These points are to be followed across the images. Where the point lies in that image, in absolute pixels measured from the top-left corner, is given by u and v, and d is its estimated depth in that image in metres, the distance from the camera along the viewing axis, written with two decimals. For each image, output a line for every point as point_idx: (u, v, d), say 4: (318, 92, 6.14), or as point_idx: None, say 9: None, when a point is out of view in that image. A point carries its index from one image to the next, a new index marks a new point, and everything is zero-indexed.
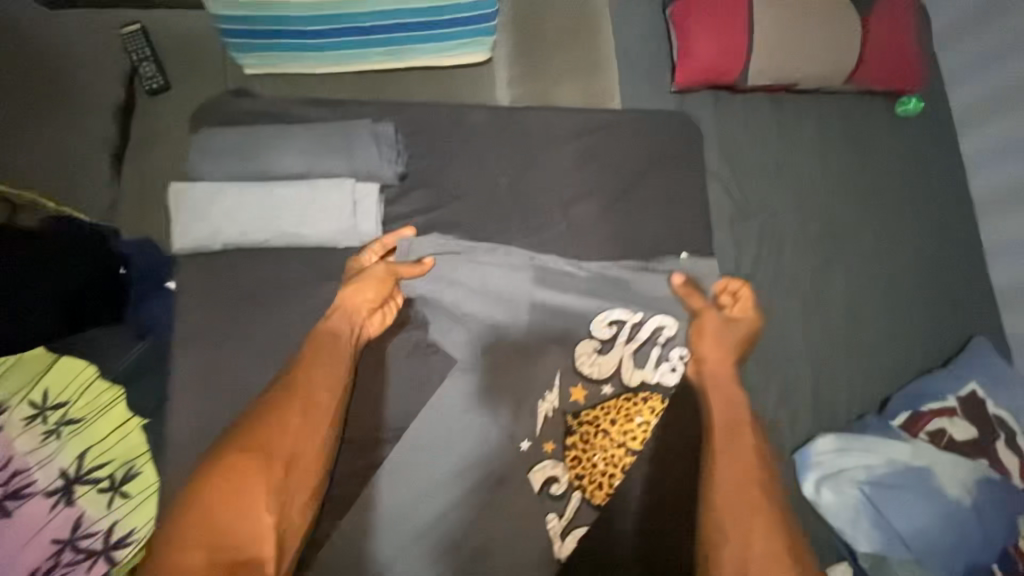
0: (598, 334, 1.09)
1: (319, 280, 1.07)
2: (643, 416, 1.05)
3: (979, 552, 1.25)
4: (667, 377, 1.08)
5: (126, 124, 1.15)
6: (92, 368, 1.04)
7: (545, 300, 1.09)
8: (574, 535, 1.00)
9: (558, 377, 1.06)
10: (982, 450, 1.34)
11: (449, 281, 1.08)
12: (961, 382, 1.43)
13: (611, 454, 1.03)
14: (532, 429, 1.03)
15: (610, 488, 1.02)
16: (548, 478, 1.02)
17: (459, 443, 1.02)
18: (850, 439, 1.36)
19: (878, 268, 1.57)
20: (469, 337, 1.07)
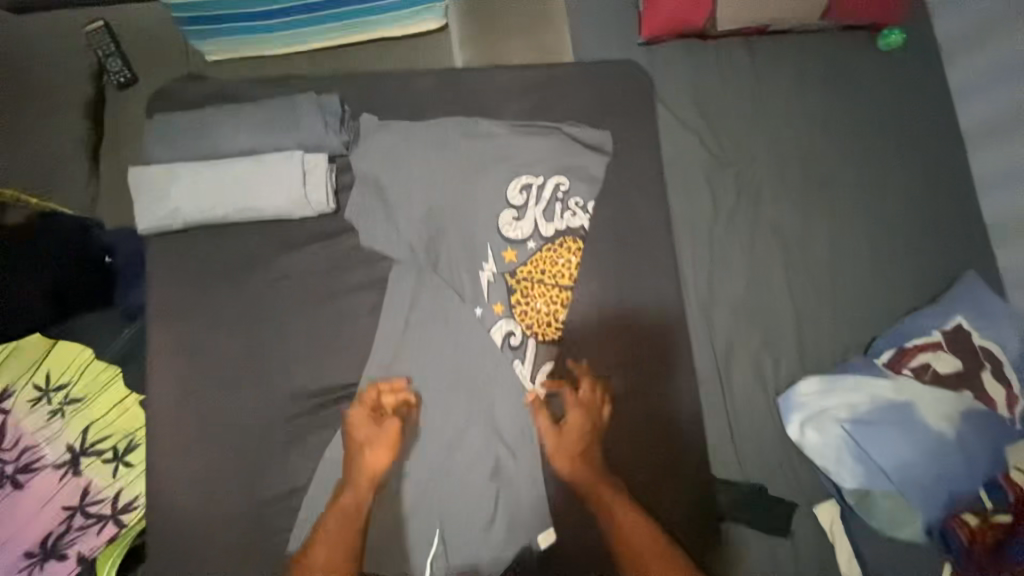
0: (512, 202, 0.96)
1: (274, 251, 0.91)
2: (564, 257, 0.95)
3: (961, 481, 1.27)
4: (575, 221, 0.97)
5: (99, 119, 1.19)
6: (88, 351, 1.11)
7: (463, 167, 0.95)
8: (541, 373, 0.92)
9: (486, 247, 0.94)
10: (965, 381, 1.33)
11: (359, 155, 0.94)
12: (947, 316, 1.40)
13: (553, 296, 0.94)
14: (478, 295, 0.94)
15: (559, 321, 0.94)
16: (506, 335, 0.93)
17: (423, 307, 0.93)
18: (834, 379, 1.36)
19: (861, 209, 1.54)
20: (388, 214, 0.93)
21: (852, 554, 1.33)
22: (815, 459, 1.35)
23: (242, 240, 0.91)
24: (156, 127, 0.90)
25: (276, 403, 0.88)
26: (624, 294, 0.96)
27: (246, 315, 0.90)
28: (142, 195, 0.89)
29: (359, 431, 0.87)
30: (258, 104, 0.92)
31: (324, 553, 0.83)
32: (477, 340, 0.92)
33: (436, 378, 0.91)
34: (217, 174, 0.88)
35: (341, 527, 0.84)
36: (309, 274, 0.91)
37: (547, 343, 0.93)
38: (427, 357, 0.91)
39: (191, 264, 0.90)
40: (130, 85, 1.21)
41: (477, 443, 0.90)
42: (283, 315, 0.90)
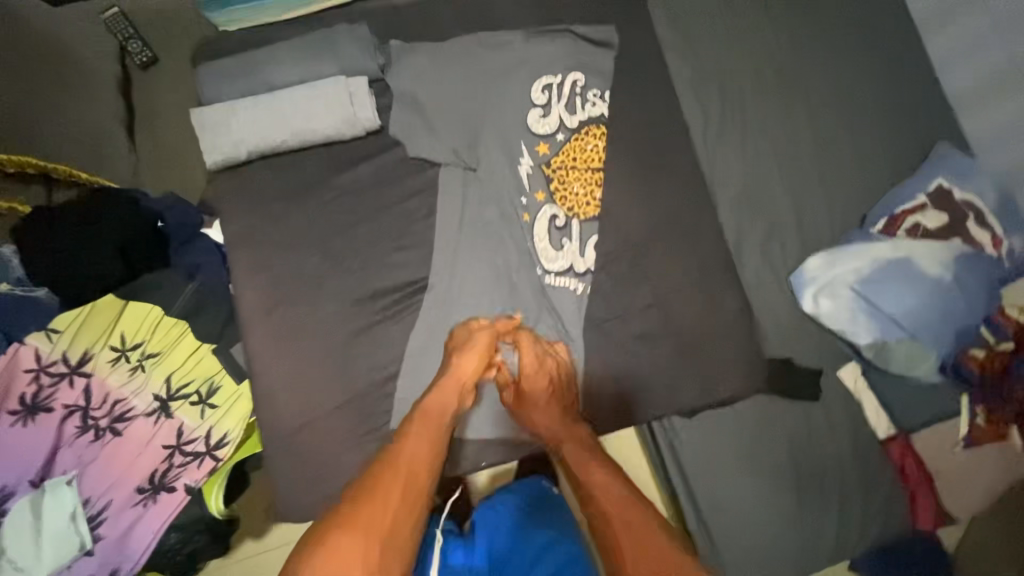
0: (537, 101, 1.05)
1: (328, 174, 1.00)
2: (591, 143, 1.05)
3: (964, 318, 1.40)
4: (595, 110, 1.07)
5: (130, 99, 1.28)
6: (157, 309, 1.17)
7: (488, 75, 1.05)
8: (589, 245, 1.02)
9: (520, 145, 1.03)
10: (953, 231, 1.47)
11: (396, 72, 1.03)
12: (929, 180, 1.53)
13: (588, 178, 1.04)
14: (521, 187, 1.03)
15: (596, 199, 1.04)
16: (550, 219, 1.02)
17: (473, 204, 1.02)
18: (838, 251, 1.48)
19: (838, 99, 1.64)
20: (428, 127, 1.03)
21: (877, 405, 1.45)
22: (833, 326, 1.46)
23: (299, 168, 1.00)
24: (209, 76, 0.99)
25: (355, 304, 0.98)
26: (649, 168, 1.06)
27: (315, 231, 0.99)
28: (205, 133, 0.98)
29: (457, 343, 0.94)
30: (297, 42, 1.02)
31: (417, 446, 0.82)
32: (526, 225, 1.02)
33: (497, 262, 1.01)
34: (274, 104, 0.98)
35: (426, 438, 0.84)
36: (365, 188, 1.01)
37: (589, 220, 1.03)
38: (483, 248, 1.01)
39: (257, 195, 0.99)
40: (153, 64, 1.29)
41: (541, 314, 1.01)
42: (349, 225, 0.99)
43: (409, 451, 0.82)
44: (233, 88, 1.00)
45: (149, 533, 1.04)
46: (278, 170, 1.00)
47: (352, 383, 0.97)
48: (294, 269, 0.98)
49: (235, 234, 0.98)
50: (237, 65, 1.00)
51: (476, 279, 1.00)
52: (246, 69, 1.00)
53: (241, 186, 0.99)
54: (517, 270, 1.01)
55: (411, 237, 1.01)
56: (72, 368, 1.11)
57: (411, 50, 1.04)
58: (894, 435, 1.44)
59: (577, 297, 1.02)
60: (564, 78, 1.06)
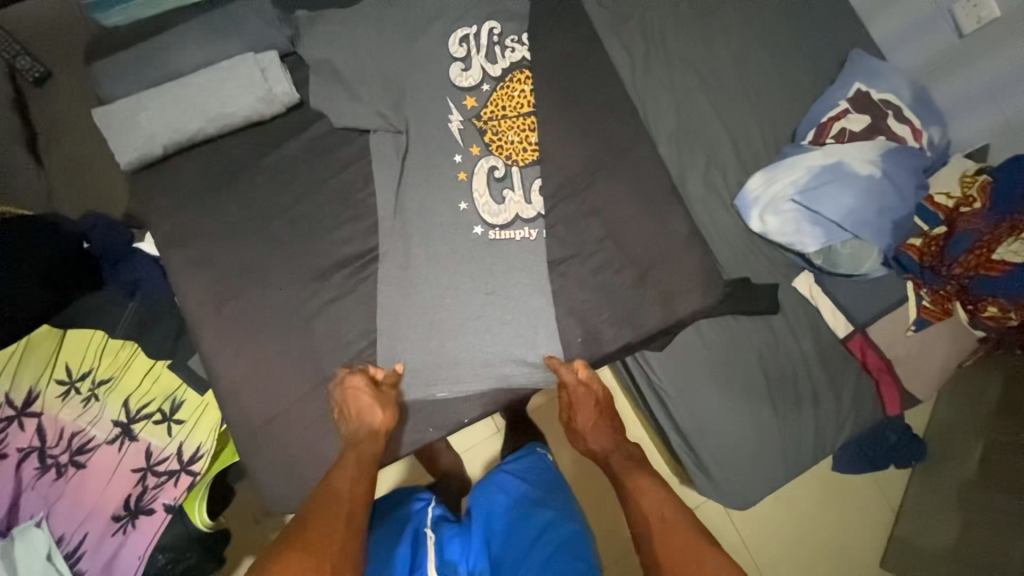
0: (457, 55, 1.03)
1: (256, 160, 0.97)
2: (518, 89, 1.05)
3: (899, 209, 1.47)
4: (516, 56, 1.06)
5: (28, 117, 1.19)
6: (100, 333, 1.12)
7: (402, 33, 1.02)
8: (534, 191, 1.02)
9: (447, 101, 1.02)
10: (877, 131, 1.54)
11: (308, 43, 1.00)
12: (849, 87, 1.60)
13: (521, 124, 1.03)
14: (456, 144, 1.01)
15: (533, 144, 1.04)
16: (490, 171, 1.01)
17: (410, 168, 1.00)
18: (773, 168, 1.53)
19: (753, 21, 1.69)
20: (350, 95, 1.00)
21: (833, 307, 1.51)
22: (780, 241, 1.51)
23: (222, 157, 0.96)
24: (105, 73, 0.94)
25: (308, 285, 0.96)
26: (580, 103, 1.06)
27: (253, 218, 0.96)
28: (112, 133, 0.92)
29: (360, 401, 0.91)
30: (198, 27, 0.97)
31: (348, 482, 0.81)
32: (466, 180, 1.00)
33: (441, 227, 0.99)
34: (183, 94, 0.93)
35: (355, 478, 0.82)
36: (295, 168, 0.99)
37: (529, 166, 1.03)
38: (428, 208, 0.99)
39: (184, 190, 0.95)
40: (46, 79, 1.20)
41: (497, 265, 1.00)
42: (290, 206, 0.97)
43: (348, 487, 0.81)
44: (136, 82, 0.94)
45: (134, 559, 0.99)
46: (202, 160, 0.96)
47: (320, 366, 0.95)
48: (236, 261, 0.95)
49: (171, 234, 0.95)
50: (137, 58, 0.95)
51: (424, 240, 0.98)
52: (146, 61, 0.95)
53: (165, 184, 0.95)
54: (466, 226, 0.99)
55: (354, 210, 1.00)
56: (19, 410, 1.05)
57: (319, 19, 1.01)
58: (852, 331, 1.50)
59: (531, 244, 1.01)
60: (479, 28, 1.05)
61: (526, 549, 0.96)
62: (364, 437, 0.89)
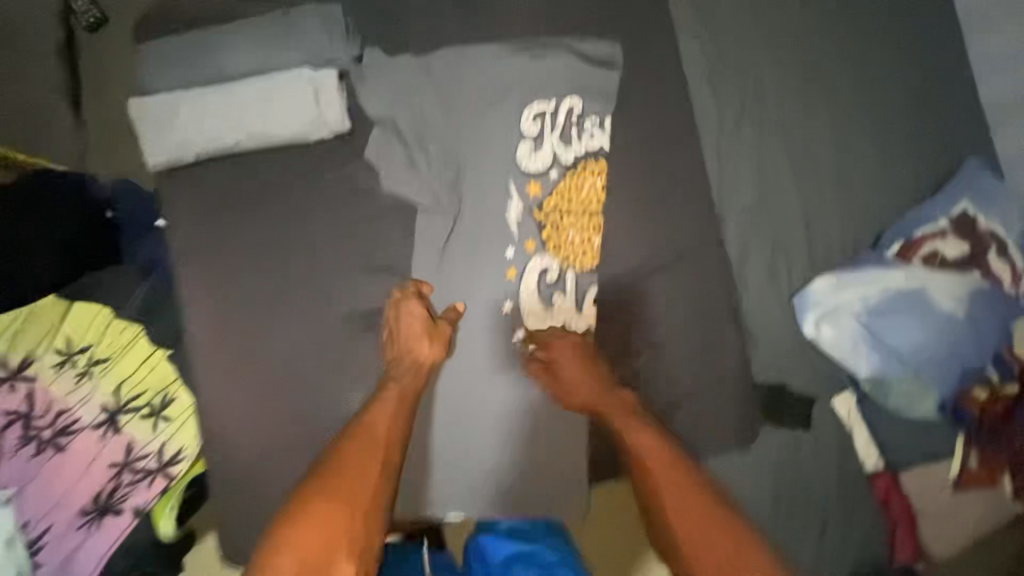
0: (528, 133, 0.92)
1: (290, 183, 0.89)
2: (590, 182, 0.93)
3: (972, 357, 1.32)
4: (594, 142, 0.94)
5: (73, 64, 1.12)
6: (108, 309, 1.07)
7: (478, 75, 0.91)
8: (587, 300, 0.93)
9: (509, 184, 0.92)
10: (973, 262, 1.37)
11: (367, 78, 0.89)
12: (953, 202, 1.43)
13: (585, 223, 0.93)
14: (510, 236, 0.92)
15: (594, 247, 0.94)
16: (541, 274, 0.92)
17: (455, 233, 0.91)
18: (845, 276, 1.40)
19: (865, 106, 1.50)
20: (402, 138, 0.90)
21: (869, 438, 1.38)
22: (832, 353, 1.39)
23: (255, 174, 0.88)
24: (146, 59, 0.85)
25: (319, 331, 0.89)
26: (657, 193, 0.94)
27: (278, 247, 0.89)
28: (145, 129, 0.84)
29: (411, 323, 0.87)
30: (252, 26, 0.86)
31: (386, 418, 0.83)
32: (513, 280, 0.92)
33: (480, 324, 0.92)
34: (223, 101, 0.83)
35: (385, 417, 0.83)
36: (330, 199, 0.89)
37: (586, 272, 0.93)
38: (464, 284, 0.91)
39: (208, 205, 0.88)
40: (101, 26, 1.13)
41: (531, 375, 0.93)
42: (316, 242, 0.89)
43: (386, 422, 0.82)
44: (178, 77, 0.85)
45: (94, 559, 0.98)
46: (234, 171, 0.88)
47: (310, 419, 0.89)
48: (251, 289, 0.89)
49: (190, 245, 0.89)
50: (184, 53, 0.85)
51: (458, 327, 0.92)
52: (192, 58, 0.84)
53: (192, 193, 0.88)
54: (505, 328, 0.92)
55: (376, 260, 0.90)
56: (12, 372, 1.02)
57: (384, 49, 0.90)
58: (882, 471, 1.37)
59: None
60: (565, 82, 0.93)
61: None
62: (408, 369, 0.87)
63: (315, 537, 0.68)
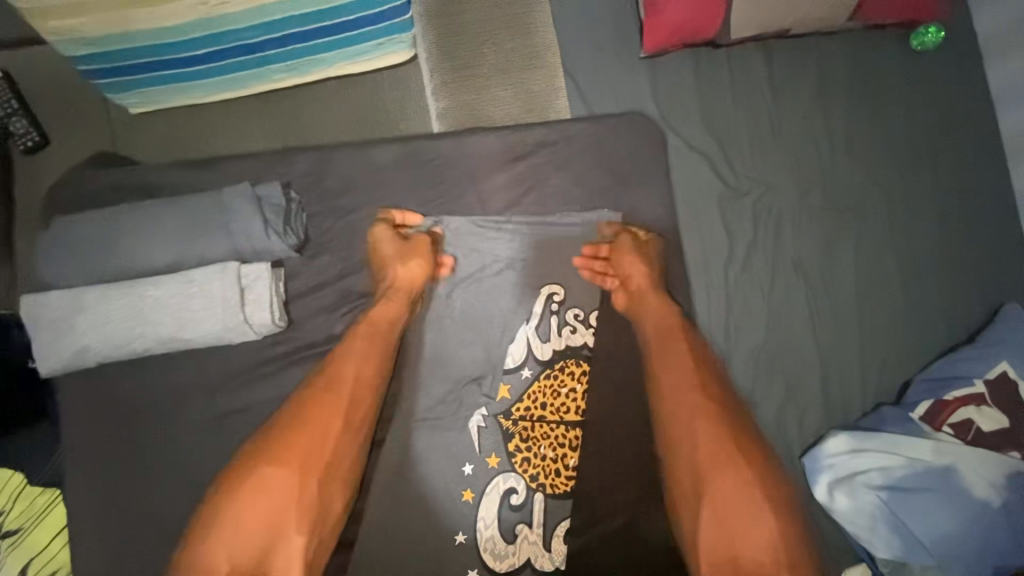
0: (501, 322, 0.87)
1: (216, 380, 0.81)
2: (568, 386, 0.85)
3: (1015, 557, 1.06)
4: (576, 339, 0.87)
5: (8, 192, 1.02)
6: (19, 475, 0.96)
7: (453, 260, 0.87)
8: (557, 536, 0.82)
9: (477, 386, 0.85)
10: (1015, 441, 1.12)
11: (320, 260, 0.84)
12: (988, 362, 1.20)
13: (558, 435, 0.85)
14: (470, 448, 0.83)
15: (569, 466, 0.84)
16: (504, 494, 0.83)
17: (410, 444, 0.84)
18: (864, 437, 1.17)
19: (893, 237, 1.30)
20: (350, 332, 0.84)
21: None
22: (845, 525, 1.16)
23: (183, 360, 0.81)
24: (48, 246, 0.73)
25: None
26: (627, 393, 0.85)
27: (200, 451, 0.80)
28: (35, 332, 0.71)
29: (385, 252, 0.84)
30: (174, 211, 0.74)
31: (354, 367, 0.79)
32: (472, 501, 0.82)
33: (426, 550, 0.81)
34: (127, 303, 0.71)
35: (366, 365, 0.79)
36: (262, 400, 0.81)
37: (558, 497, 0.83)
38: (418, 503, 0.82)
39: (125, 399, 0.80)
40: (42, 147, 1.03)
41: None
42: (245, 448, 0.80)
43: (355, 369, 0.79)
44: (82, 268, 0.73)
45: None
46: (163, 366, 0.80)
47: None
48: (163, 494, 0.79)
49: (102, 440, 0.80)
50: (94, 240, 0.73)
51: (401, 556, 0.81)
52: (103, 248, 0.73)
53: (111, 381, 0.80)
54: (455, 563, 0.81)
55: None
56: None
57: (333, 244, 0.85)
58: None
59: None
60: (540, 271, 0.88)
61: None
62: (393, 296, 0.82)
63: (267, 505, 0.72)
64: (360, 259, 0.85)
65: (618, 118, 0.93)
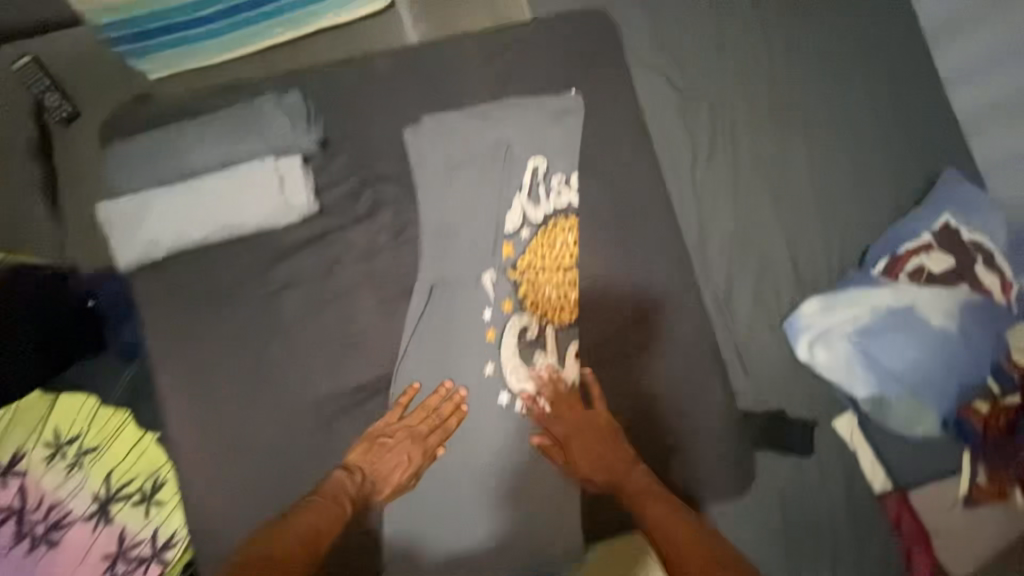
0: (501, 193, 0.93)
1: (260, 266, 0.89)
2: (563, 238, 0.94)
3: (970, 372, 1.25)
4: (563, 198, 0.96)
5: (49, 159, 1.14)
6: (93, 399, 1.09)
7: (447, 148, 0.94)
8: (569, 358, 0.93)
9: (488, 245, 0.92)
10: (959, 277, 1.31)
11: (336, 157, 0.94)
12: (933, 217, 1.36)
13: (560, 281, 0.94)
14: (485, 298, 0.91)
15: (572, 303, 0.94)
16: (520, 333, 0.91)
17: (430, 308, 0.91)
18: (833, 296, 1.32)
19: (836, 123, 1.45)
20: (368, 215, 0.93)
21: (874, 458, 1.27)
22: (829, 378, 1.29)
23: (227, 251, 0.89)
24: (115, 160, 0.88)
25: (292, 409, 0.88)
26: (624, 241, 0.96)
27: (252, 331, 0.89)
28: (114, 229, 0.87)
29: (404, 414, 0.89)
30: (217, 120, 0.89)
31: (330, 513, 0.81)
32: (493, 341, 0.91)
33: (461, 389, 0.90)
34: (190, 194, 0.86)
35: (325, 516, 0.80)
36: (302, 279, 0.90)
37: (566, 329, 0.93)
38: (450, 351, 0.90)
39: (177, 293, 0.89)
40: (74, 119, 1.16)
41: (516, 438, 0.89)
42: (293, 323, 0.89)
43: (326, 509, 0.81)
44: (148, 174, 0.88)
45: None
46: (208, 262, 0.89)
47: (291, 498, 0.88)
48: (225, 371, 0.88)
49: (160, 332, 0.88)
50: (152, 150, 0.88)
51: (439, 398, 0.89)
52: (163, 156, 0.88)
53: (162, 280, 0.89)
54: (491, 398, 0.90)
55: (339, 332, 0.90)
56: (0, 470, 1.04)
57: (343, 142, 0.94)
58: (892, 489, 1.25)
59: (562, 419, 0.91)
60: (527, 145, 0.95)
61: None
62: (387, 455, 0.87)
63: None
64: (370, 153, 0.95)
65: (580, 17, 1.05)
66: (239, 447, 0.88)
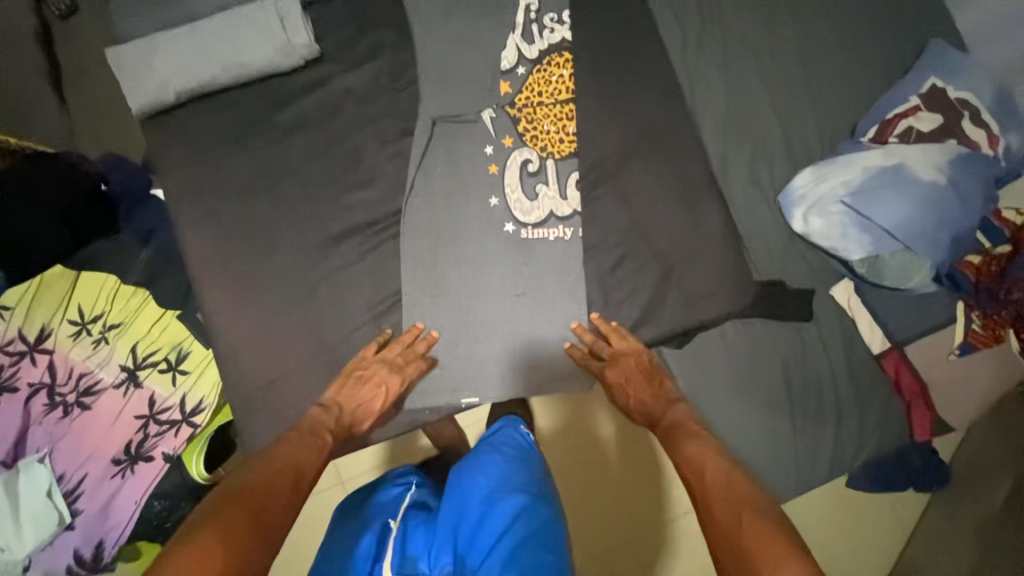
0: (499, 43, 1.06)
1: (285, 131, 1.02)
2: (556, 74, 1.07)
3: (962, 223, 1.13)
4: (556, 37, 1.08)
5: (52, 53, 1.17)
6: (113, 278, 1.11)
7: (445, 16, 1.07)
8: (569, 186, 1.04)
9: (488, 92, 1.05)
10: (947, 133, 1.18)
11: (347, 31, 1.06)
12: (919, 81, 1.21)
13: (556, 114, 1.05)
14: (489, 135, 1.04)
15: (570, 134, 1.06)
16: (522, 165, 1.04)
17: (441, 152, 1.04)
18: (822, 162, 1.18)
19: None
20: (379, 77, 1.05)
21: (871, 321, 1.16)
22: (820, 246, 1.16)
23: (250, 111, 1.02)
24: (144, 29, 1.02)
25: (320, 252, 1.00)
26: (610, 87, 1.07)
27: (280, 184, 1.00)
28: (133, 73, 0.99)
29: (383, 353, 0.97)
30: None
31: (310, 443, 0.82)
32: (497, 174, 1.03)
33: (473, 222, 1.02)
34: (204, 38, 1.00)
35: (309, 443, 0.82)
36: (321, 139, 1.02)
37: (565, 157, 1.05)
38: (462, 188, 1.03)
39: (207, 154, 1.00)
40: (73, 13, 1.18)
41: (526, 265, 1.03)
42: (317, 175, 1.01)
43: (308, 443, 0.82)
44: (165, 28, 1.03)
45: (131, 503, 1.01)
46: (235, 129, 1.01)
47: (323, 330, 0.99)
48: (256, 223, 0.99)
49: (195, 190, 0.99)
50: (169, 8, 1.03)
51: (454, 230, 1.02)
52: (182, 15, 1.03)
53: (195, 143, 1.01)
54: (499, 226, 1.03)
55: (358, 183, 1.02)
56: (31, 345, 1.05)
57: (353, 17, 1.07)
58: (890, 349, 1.16)
59: (566, 243, 1.04)
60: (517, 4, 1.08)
61: (496, 542, 0.78)
62: (367, 388, 0.94)
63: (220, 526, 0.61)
64: (376, 24, 1.07)
65: None
66: (271, 289, 0.98)
